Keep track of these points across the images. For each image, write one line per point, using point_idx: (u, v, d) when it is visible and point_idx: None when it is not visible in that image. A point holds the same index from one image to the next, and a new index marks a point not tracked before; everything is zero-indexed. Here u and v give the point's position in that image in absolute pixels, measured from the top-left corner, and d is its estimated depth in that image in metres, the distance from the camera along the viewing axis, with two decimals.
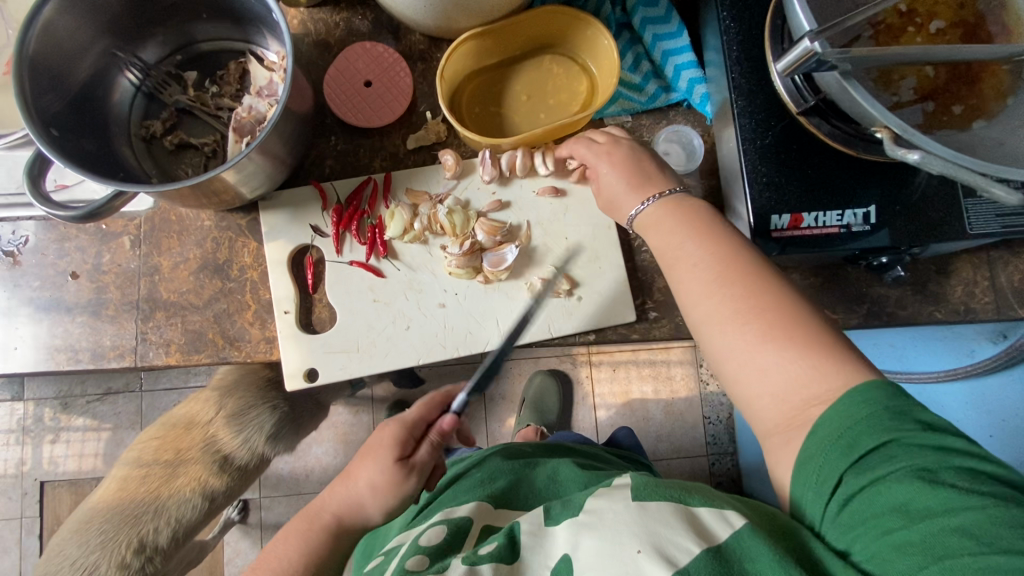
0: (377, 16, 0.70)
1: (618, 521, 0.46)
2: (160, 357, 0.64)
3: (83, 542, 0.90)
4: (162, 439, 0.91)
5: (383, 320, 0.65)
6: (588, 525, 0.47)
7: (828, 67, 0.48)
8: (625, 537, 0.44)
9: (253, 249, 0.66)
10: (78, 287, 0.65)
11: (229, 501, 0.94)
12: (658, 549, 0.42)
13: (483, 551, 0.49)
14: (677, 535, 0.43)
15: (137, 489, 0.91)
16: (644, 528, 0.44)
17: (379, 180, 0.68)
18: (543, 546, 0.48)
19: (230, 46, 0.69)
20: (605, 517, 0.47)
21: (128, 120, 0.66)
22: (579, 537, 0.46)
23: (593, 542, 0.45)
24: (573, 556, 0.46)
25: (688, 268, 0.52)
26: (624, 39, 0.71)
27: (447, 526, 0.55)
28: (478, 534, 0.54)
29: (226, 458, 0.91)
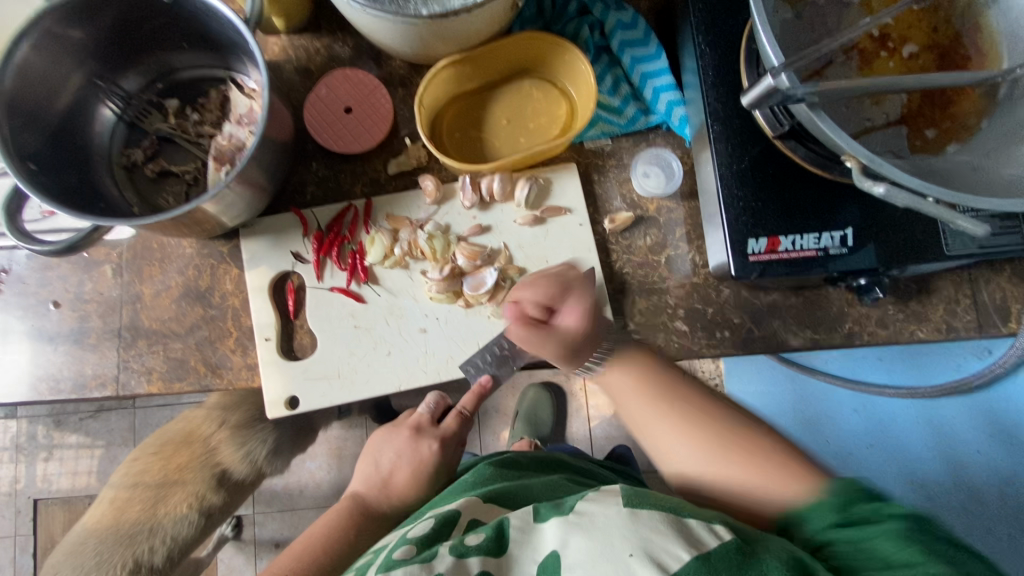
0: (357, 42, 0.70)
1: (609, 525, 0.45)
2: (142, 385, 0.64)
3: (76, 564, 0.89)
4: (158, 454, 0.90)
5: (364, 346, 0.66)
6: (578, 525, 0.46)
7: (795, 101, 0.48)
8: (616, 540, 0.43)
9: (235, 276, 0.66)
10: (60, 315, 0.66)
11: (222, 520, 0.94)
12: (649, 554, 0.41)
13: (472, 542, 0.48)
14: (666, 541, 0.42)
15: (128, 508, 0.91)
16: (634, 532, 0.44)
17: (360, 206, 0.68)
18: (531, 543, 0.47)
19: (210, 74, 0.69)
20: (596, 519, 0.46)
21: (109, 149, 0.67)
22: (568, 538, 0.45)
23: (583, 543, 0.44)
24: (561, 554, 0.44)
25: (666, 442, 0.60)
26: (603, 62, 0.72)
27: (436, 520, 0.54)
28: (466, 527, 0.52)
29: (224, 472, 0.90)
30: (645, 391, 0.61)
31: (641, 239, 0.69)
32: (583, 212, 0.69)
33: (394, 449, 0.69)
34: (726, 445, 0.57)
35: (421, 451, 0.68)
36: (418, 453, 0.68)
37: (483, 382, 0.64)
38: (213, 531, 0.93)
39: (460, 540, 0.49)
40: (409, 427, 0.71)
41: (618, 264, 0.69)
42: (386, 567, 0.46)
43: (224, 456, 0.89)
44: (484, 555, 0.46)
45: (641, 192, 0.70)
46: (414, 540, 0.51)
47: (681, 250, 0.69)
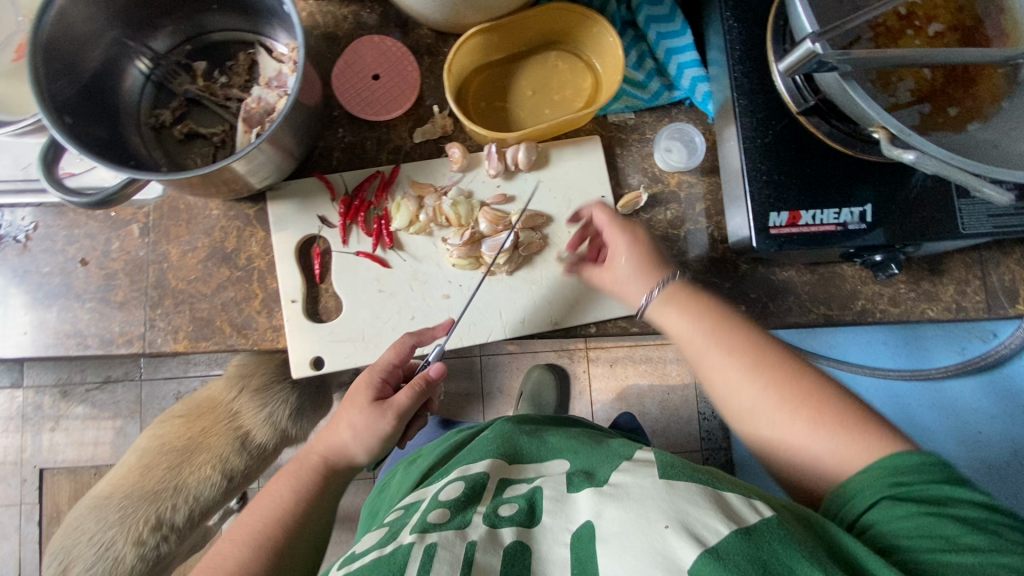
0: (385, 9, 0.70)
1: (646, 496, 0.46)
2: (168, 343, 0.65)
3: (99, 517, 0.90)
4: (186, 418, 0.94)
5: (388, 311, 0.67)
6: (612, 497, 0.48)
7: (828, 68, 0.49)
8: (653, 513, 0.44)
9: (261, 239, 0.67)
10: (87, 273, 0.66)
11: (246, 481, 0.95)
12: (687, 526, 0.42)
13: (505, 513, 0.50)
14: (702, 514, 0.43)
15: (156, 467, 0.92)
16: (671, 504, 0.44)
17: (386, 173, 0.69)
18: (565, 512, 0.49)
19: (239, 37, 0.69)
20: (630, 492, 0.48)
21: (137, 108, 0.67)
22: (602, 509, 0.47)
23: (618, 514, 0.46)
24: (595, 523, 0.46)
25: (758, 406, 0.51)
26: (629, 37, 0.72)
27: (464, 482, 0.56)
28: (496, 489, 0.55)
29: (247, 436, 0.93)
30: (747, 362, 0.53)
31: (661, 214, 0.70)
32: (605, 184, 0.70)
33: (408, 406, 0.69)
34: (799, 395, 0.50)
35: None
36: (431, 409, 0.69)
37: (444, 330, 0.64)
38: (236, 493, 0.94)
39: (493, 510, 0.51)
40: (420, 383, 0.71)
41: None
42: (421, 530, 0.49)
43: (247, 417, 0.92)
44: (515, 526, 0.49)
45: (663, 167, 0.71)
46: (446, 501, 0.53)
47: (699, 225, 0.70)
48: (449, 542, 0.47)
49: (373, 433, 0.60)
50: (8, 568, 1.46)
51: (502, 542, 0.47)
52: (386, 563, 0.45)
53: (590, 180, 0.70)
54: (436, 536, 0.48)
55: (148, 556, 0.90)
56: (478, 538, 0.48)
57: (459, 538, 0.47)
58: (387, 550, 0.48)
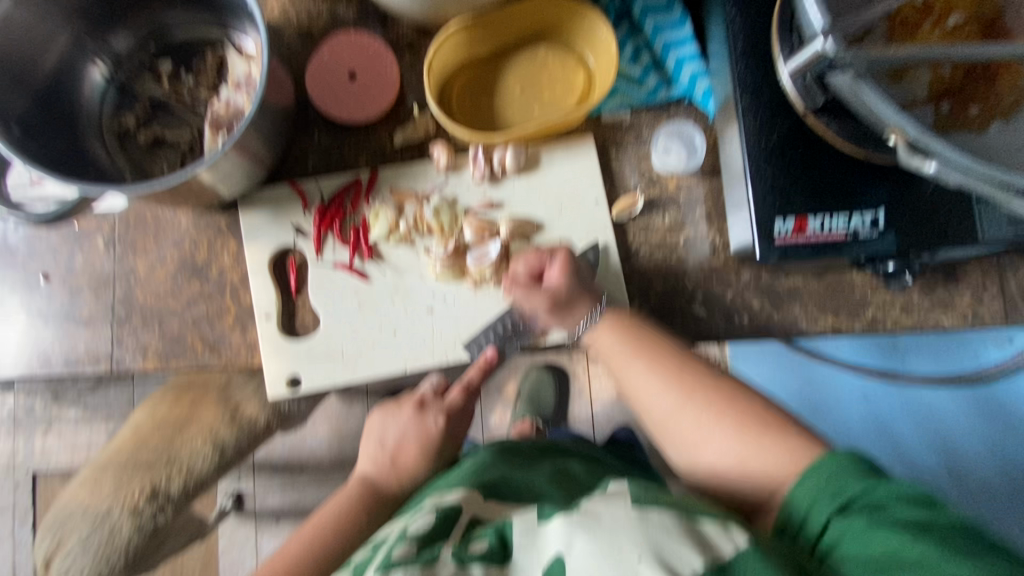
0: (362, 2, 0.66)
1: (616, 527, 0.42)
2: (138, 362, 0.62)
3: (95, 489, 0.91)
4: (177, 395, 0.89)
5: (368, 326, 0.63)
6: (583, 526, 0.43)
7: (840, 71, 0.45)
8: (625, 542, 0.41)
9: (233, 250, 0.63)
10: (50, 289, 0.63)
11: (240, 457, 0.92)
12: (662, 556, 0.40)
13: (474, 548, 0.45)
14: (679, 546, 0.41)
15: (150, 438, 0.89)
16: (645, 534, 0.41)
17: (364, 179, 0.64)
18: (535, 544, 0.45)
19: (206, 35, 0.64)
20: (602, 519, 0.43)
21: (99, 115, 0.62)
22: (572, 539, 0.42)
23: (589, 546, 0.41)
24: (566, 556, 0.42)
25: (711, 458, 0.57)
26: (624, 30, 0.67)
27: (437, 515, 0.51)
28: (466, 527, 0.49)
29: (238, 411, 0.86)
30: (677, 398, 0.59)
31: (659, 219, 0.66)
32: (599, 187, 0.66)
33: (399, 425, 0.67)
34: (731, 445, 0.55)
35: (426, 426, 0.67)
36: (424, 427, 0.67)
37: (489, 355, 0.62)
38: (231, 468, 0.92)
39: (462, 546, 0.46)
40: (412, 403, 0.68)
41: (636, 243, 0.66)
42: (384, 568, 0.44)
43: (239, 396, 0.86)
44: (487, 564, 0.44)
45: (661, 169, 0.66)
46: (412, 537, 0.48)
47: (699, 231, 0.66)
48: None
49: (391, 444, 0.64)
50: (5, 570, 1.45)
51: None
52: None
53: (583, 183, 0.66)
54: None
55: (144, 528, 0.90)
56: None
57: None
58: None
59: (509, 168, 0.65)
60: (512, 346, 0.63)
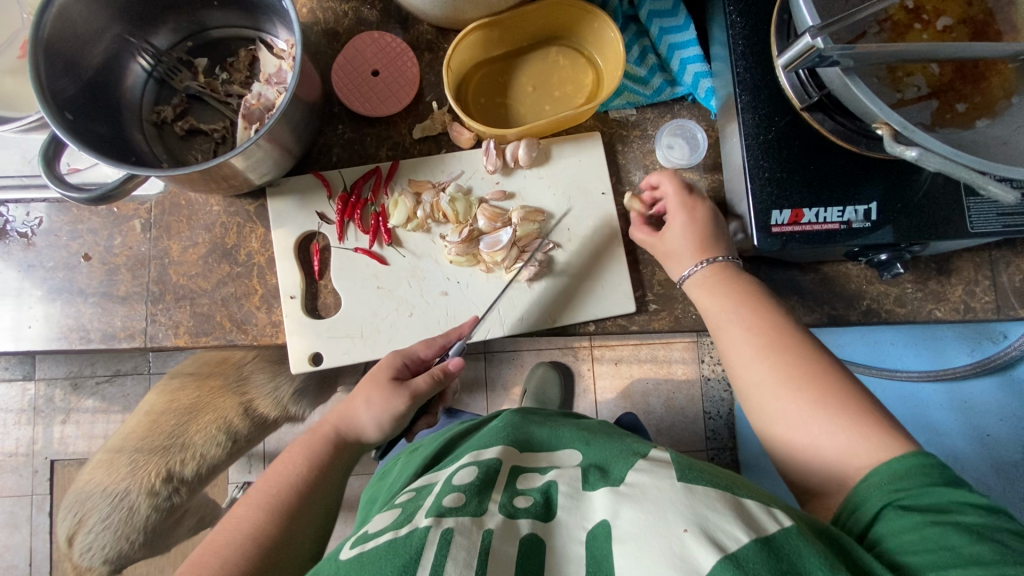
0: (385, 5, 0.70)
1: (663, 499, 0.45)
2: (169, 338, 0.65)
3: (111, 471, 0.93)
4: (197, 376, 0.95)
5: (386, 307, 0.67)
6: (631, 498, 0.47)
7: (830, 63, 0.48)
8: (672, 514, 0.43)
9: (261, 235, 0.67)
10: (90, 268, 0.67)
11: (249, 443, 0.98)
12: (706, 531, 0.42)
13: (520, 504, 0.50)
14: (723, 521, 0.43)
15: (163, 422, 0.93)
16: (690, 509, 0.44)
17: (384, 169, 0.68)
18: (580, 510, 0.48)
19: (241, 34, 0.70)
20: (649, 493, 0.47)
21: (140, 105, 0.67)
22: (619, 509, 0.46)
23: (636, 514, 0.45)
24: (612, 523, 0.45)
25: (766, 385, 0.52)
26: (631, 32, 0.71)
27: (478, 466, 0.55)
28: (509, 475, 0.54)
29: (251, 405, 0.93)
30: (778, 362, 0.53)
31: None
32: (606, 180, 0.69)
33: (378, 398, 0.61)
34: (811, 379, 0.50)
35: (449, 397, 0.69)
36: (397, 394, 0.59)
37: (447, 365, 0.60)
38: (240, 454, 0.97)
39: (507, 499, 0.50)
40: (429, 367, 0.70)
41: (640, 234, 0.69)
42: (438, 513, 0.47)
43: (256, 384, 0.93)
44: (531, 519, 0.48)
45: (665, 163, 0.70)
46: (461, 486, 0.52)
47: None
48: (466, 530, 0.45)
49: (389, 412, 0.59)
50: (19, 557, 1.49)
51: (518, 533, 0.46)
52: (400, 546, 0.44)
53: (591, 176, 0.70)
54: (452, 523, 0.46)
55: (161, 507, 0.93)
56: (494, 526, 0.46)
57: (477, 526, 0.46)
58: (402, 532, 0.46)
59: (520, 159, 0.68)
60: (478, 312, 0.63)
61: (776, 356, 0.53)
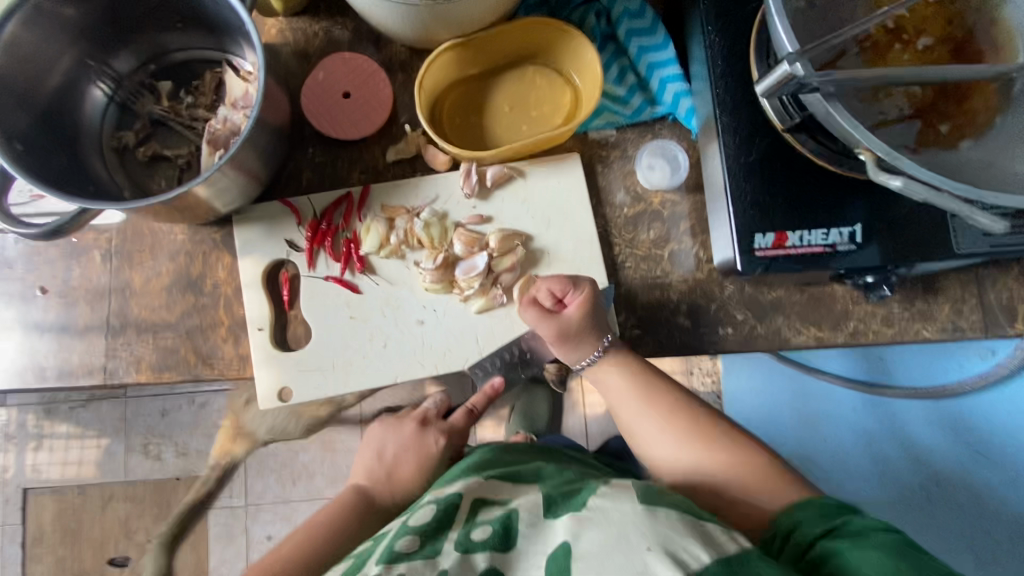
0: (357, 25, 0.68)
1: (624, 518, 0.45)
2: (131, 374, 0.63)
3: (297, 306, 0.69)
4: None
5: (359, 337, 0.64)
6: (591, 520, 0.45)
7: (809, 89, 0.47)
8: (633, 536, 0.43)
9: (227, 264, 0.65)
10: (47, 302, 0.64)
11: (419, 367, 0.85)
12: (669, 551, 0.41)
13: (477, 537, 0.48)
14: (686, 542, 0.42)
15: None
16: (652, 529, 0.43)
17: (356, 195, 0.66)
18: (540, 538, 0.47)
19: (206, 56, 0.67)
20: (608, 514, 0.45)
21: (99, 132, 0.65)
22: (581, 531, 0.45)
23: (597, 534, 0.44)
24: (573, 544, 0.44)
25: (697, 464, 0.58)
26: (609, 51, 0.70)
27: (437, 506, 0.53)
28: (468, 514, 0.52)
29: None
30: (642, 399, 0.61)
31: (645, 232, 0.68)
32: (586, 202, 0.67)
33: (399, 442, 0.68)
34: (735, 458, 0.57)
35: (426, 445, 0.68)
36: (424, 446, 0.68)
37: (495, 384, 0.66)
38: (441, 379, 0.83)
39: (464, 535, 0.49)
40: (415, 419, 0.70)
41: (621, 257, 0.68)
42: (388, 560, 0.47)
43: None
44: (488, 551, 0.47)
45: (646, 185, 0.68)
46: (417, 527, 0.51)
47: (684, 244, 0.68)
48: (419, 572, 0.46)
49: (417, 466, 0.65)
50: None
51: (474, 567, 0.46)
52: None
53: (569, 198, 0.68)
54: (403, 568, 0.46)
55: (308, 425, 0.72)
56: (450, 566, 0.46)
57: (430, 570, 0.46)
58: None
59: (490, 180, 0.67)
60: (519, 375, 0.66)
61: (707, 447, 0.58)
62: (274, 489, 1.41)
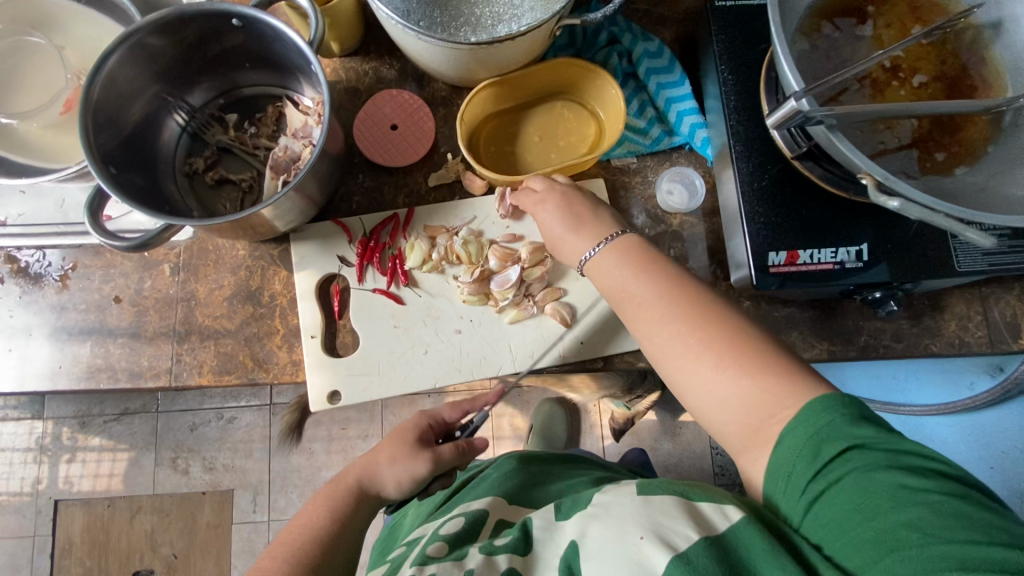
0: (403, 65, 0.76)
1: (624, 512, 0.49)
2: (194, 377, 0.68)
3: None
4: None
5: (403, 345, 0.70)
6: (596, 516, 0.50)
7: (815, 122, 0.52)
8: (630, 526, 0.47)
9: (283, 277, 0.71)
10: (120, 310, 0.70)
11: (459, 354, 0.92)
12: (660, 536, 0.45)
13: (500, 542, 0.53)
14: (677, 524, 0.45)
15: None
16: (647, 517, 0.47)
17: (401, 215, 0.72)
18: (555, 541, 0.51)
19: (269, 91, 0.75)
20: (611, 508, 0.51)
21: (174, 158, 0.72)
22: (587, 528, 0.50)
23: (601, 531, 0.48)
24: (581, 542, 0.49)
25: (728, 400, 0.50)
26: (630, 87, 0.77)
27: (464, 518, 0.60)
28: (494, 528, 0.58)
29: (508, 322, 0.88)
30: (663, 302, 0.56)
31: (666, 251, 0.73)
32: None
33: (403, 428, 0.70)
34: (760, 368, 0.50)
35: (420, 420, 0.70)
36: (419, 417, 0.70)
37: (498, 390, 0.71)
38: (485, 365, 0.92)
39: (488, 542, 0.54)
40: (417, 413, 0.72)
41: None
42: (422, 560, 0.53)
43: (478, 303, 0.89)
44: (510, 553, 0.51)
45: (664, 207, 0.74)
46: (445, 535, 0.57)
47: (701, 263, 0.73)
48: (447, 572, 0.50)
49: (409, 470, 0.64)
50: None
51: (497, 567, 0.50)
52: None
53: None
54: (434, 568, 0.51)
55: None
56: (475, 565, 0.50)
57: (458, 568, 0.50)
58: None
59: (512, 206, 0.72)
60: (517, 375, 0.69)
61: (729, 359, 0.51)
62: (298, 504, 1.45)
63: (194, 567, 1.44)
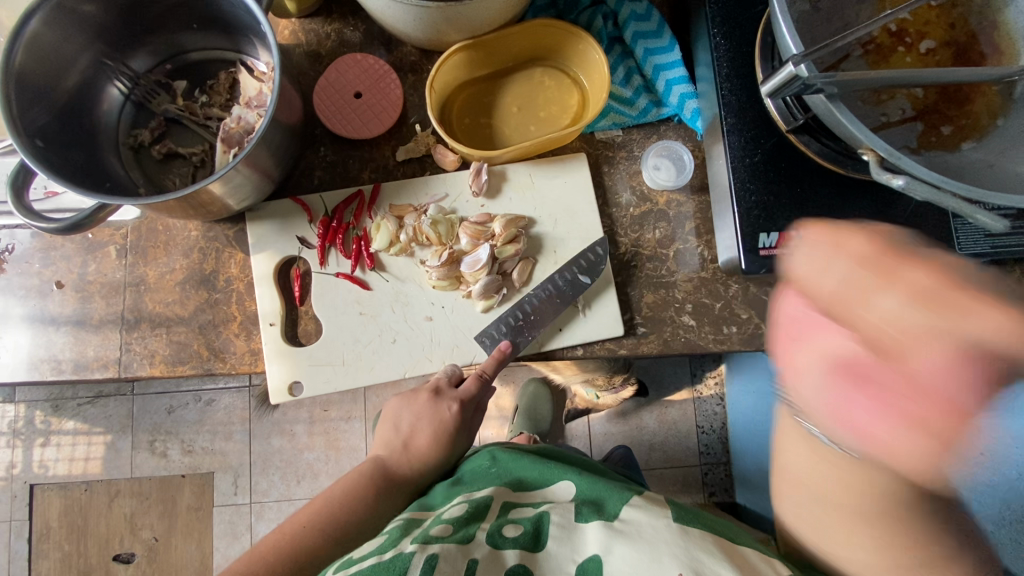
0: (368, 27, 0.70)
1: (658, 539, 0.46)
2: (145, 368, 0.64)
3: None
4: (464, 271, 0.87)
5: (369, 333, 0.65)
6: (623, 534, 0.47)
7: (814, 90, 0.47)
8: (665, 556, 0.45)
9: (240, 260, 0.66)
10: (63, 296, 0.65)
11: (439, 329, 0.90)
12: (699, 574, 0.43)
13: (509, 533, 0.49)
14: (716, 564, 0.44)
15: None
16: (684, 550, 0.45)
17: (367, 193, 0.67)
18: (571, 542, 0.48)
19: (221, 56, 0.69)
20: (641, 530, 0.48)
21: (116, 130, 0.66)
22: (612, 545, 0.47)
23: (628, 552, 0.46)
24: (604, 558, 0.46)
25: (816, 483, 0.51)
26: (616, 53, 0.71)
27: (469, 503, 0.54)
28: (500, 510, 0.54)
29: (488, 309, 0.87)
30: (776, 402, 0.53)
31: (651, 232, 0.69)
32: (591, 201, 0.69)
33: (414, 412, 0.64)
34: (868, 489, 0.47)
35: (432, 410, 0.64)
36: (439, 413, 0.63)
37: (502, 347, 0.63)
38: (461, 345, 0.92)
39: (495, 530, 0.50)
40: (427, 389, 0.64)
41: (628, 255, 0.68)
42: (423, 541, 0.48)
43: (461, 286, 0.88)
44: (519, 549, 0.48)
45: (652, 185, 0.69)
46: (450, 519, 0.52)
47: (688, 244, 0.69)
48: (452, 557, 0.46)
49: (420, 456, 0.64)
50: None
51: (503, 563, 0.46)
52: (385, 569, 0.43)
53: (575, 197, 0.69)
54: (437, 549, 0.46)
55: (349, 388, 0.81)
56: (480, 557, 0.47)
57: (463, 555, 0.46)
58: (387, 556, 0.46)
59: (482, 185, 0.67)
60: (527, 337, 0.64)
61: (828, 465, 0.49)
62: (279, 487, 1.42)
63: (175, 550, 1.42)
